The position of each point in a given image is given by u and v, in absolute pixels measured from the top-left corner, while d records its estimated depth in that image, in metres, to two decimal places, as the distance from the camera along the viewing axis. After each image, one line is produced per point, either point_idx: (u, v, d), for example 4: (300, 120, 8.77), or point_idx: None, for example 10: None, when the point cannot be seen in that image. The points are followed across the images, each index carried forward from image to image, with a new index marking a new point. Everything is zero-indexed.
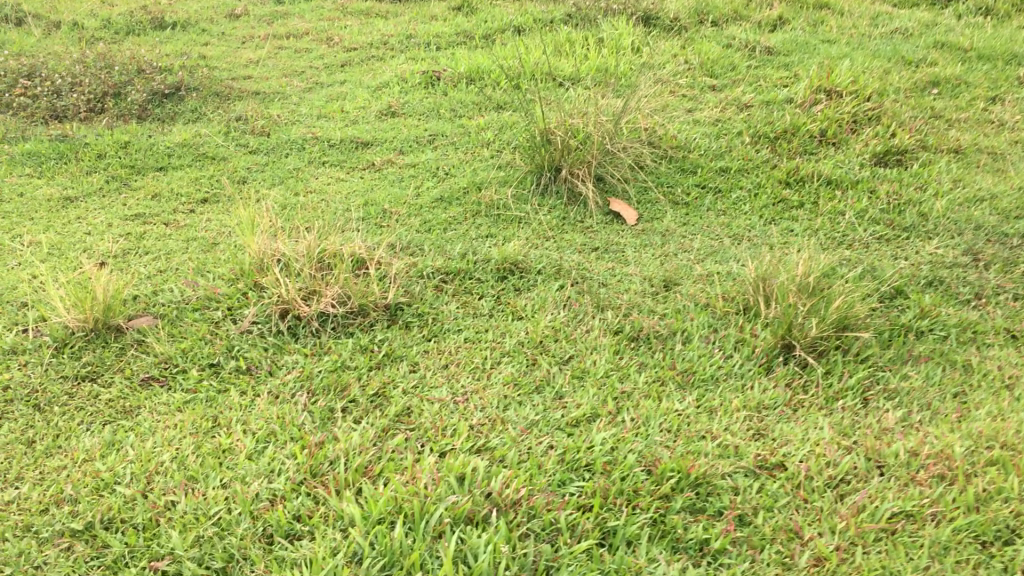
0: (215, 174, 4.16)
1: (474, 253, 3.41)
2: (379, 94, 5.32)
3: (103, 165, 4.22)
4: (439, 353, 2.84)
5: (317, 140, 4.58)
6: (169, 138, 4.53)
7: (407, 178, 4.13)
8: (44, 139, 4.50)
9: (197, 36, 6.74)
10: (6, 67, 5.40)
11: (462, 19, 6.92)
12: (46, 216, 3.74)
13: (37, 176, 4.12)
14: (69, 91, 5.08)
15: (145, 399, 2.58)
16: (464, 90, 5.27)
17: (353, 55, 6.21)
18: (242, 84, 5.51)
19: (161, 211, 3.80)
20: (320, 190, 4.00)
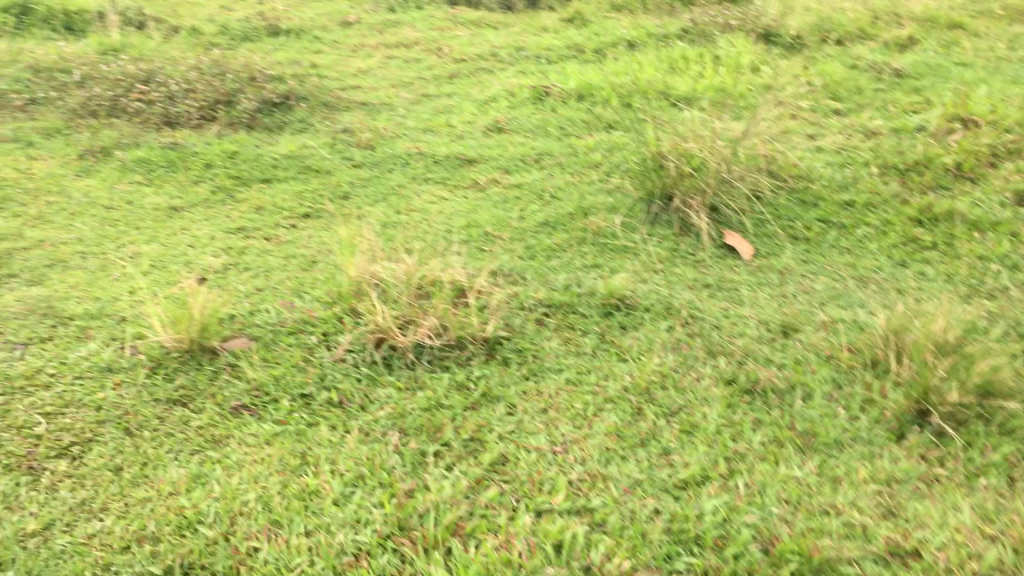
0: (319, 188, 4.10)
1: (579, 285, 3.23)
2: (486, 109, 5.20)
3: (210, 175, 4.21)
4: (537, 396, 2.67)
5: (421, 155, 4.48)
6: (275, 149, 4.51)
7: (512, 200, 3.99)
8: (156, 146, 4.53)
9: (309, 43, 6.77)
10: (125, 71, 5.50)
11: (574, 33, 6.77)
12: (152, 225, 3.76)
13: (145, 183, 4.15)
14: (183, 97, 5.13)
15: (235, 429, 2.50)
16: (574, 107, 5.11)
17: (461, 67, 6.12)
18: (351, 94, 5.48)
19: (263, 225, 3.77)
20: (422, 210, 3.90)
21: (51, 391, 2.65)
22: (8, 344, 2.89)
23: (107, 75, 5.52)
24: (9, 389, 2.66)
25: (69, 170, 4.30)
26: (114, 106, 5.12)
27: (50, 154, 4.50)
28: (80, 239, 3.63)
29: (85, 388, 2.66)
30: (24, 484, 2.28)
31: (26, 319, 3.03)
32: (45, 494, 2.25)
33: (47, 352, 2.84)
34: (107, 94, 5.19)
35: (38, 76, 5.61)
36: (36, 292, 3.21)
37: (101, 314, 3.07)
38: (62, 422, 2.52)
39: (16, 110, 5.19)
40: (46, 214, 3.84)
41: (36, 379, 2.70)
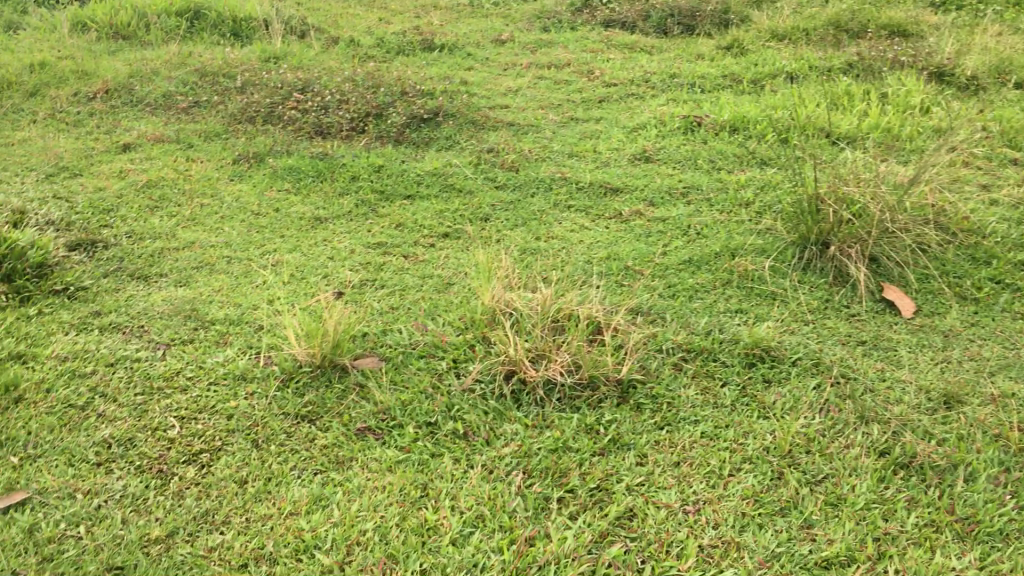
0: (460, 208, 4.08)
1: (721, 331, 3.07)
2: (635, 137, 5.08)
3: (355, 187, 4.25)
4: (670, 448, 2.52)
5: (565, 180, 4.41)
6: (421, 165, 4.52)
7: (655, 234, 3.85)
8: (306, 155, 4.63)
9: (462, 60, 6.83)
10: (284, 80, 5.68)
11: (729, 63, 6.59)
12: (296, 235, 3.84)
13: (293, 192, 4.24)
14: (336, 108, 5.25)
15: (358, 452, 2.47)
16: (726, 139, 4.94)
17: (612, 91, 6.03)
18: (499, 114, 5.46)
19: (403, 242, 3.77)
20: (561, 239, 3.82)
21: (187, 394, 2.72)
22: (152, 343, 2.99)
23: (267, 83, 5.71)
24: (149, 389, 2.74)
25: (224, 175, 4.44)
26: (271, 113, 5.28)
27: (207, 157, 4.66)
28: (227, 243, 3.76)
29: (219, 395, 2.71)
30: (153, 487, 2.33)
31: (170, 319, 3.14)
32: (172, 501, 2.28)
33: (187, 354, 2.93)
34: (265, 101, 5.35)
35: (204, 80, 5.85)
36: (182, 292, 3.33)
37: (240, 321, 3.13)
38: (195, 428, 2.57)
39: (181, 112, 5.42)
40: (199, 217, 4.00)
41: (174, 382, 2.78)
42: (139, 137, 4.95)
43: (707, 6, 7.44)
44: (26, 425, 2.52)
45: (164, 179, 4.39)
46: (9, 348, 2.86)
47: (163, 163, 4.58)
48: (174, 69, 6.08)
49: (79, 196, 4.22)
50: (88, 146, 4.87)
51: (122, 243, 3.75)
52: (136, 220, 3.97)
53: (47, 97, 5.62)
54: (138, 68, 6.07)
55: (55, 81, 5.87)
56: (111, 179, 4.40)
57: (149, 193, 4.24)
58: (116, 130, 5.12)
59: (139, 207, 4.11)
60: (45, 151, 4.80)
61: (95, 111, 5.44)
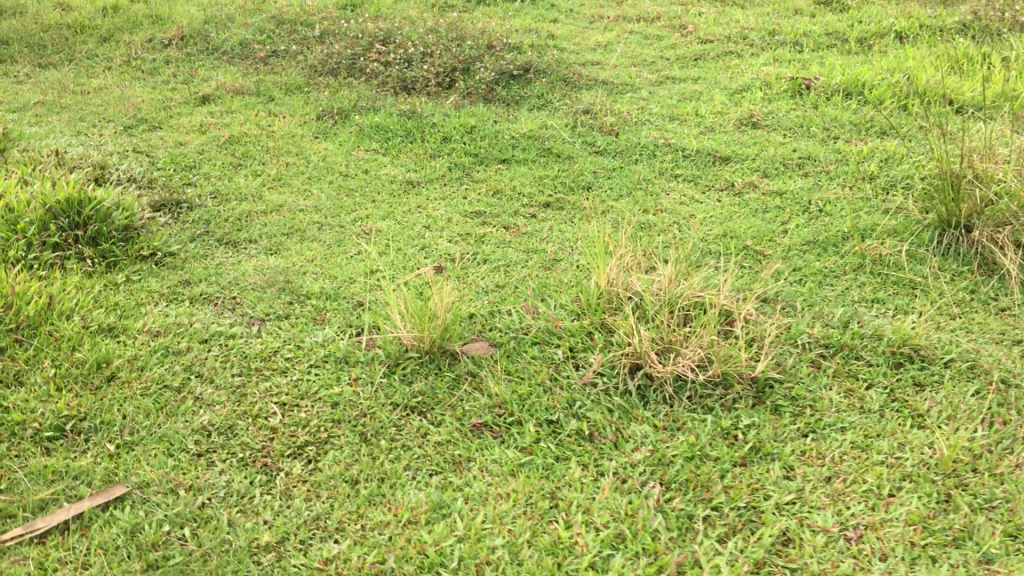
0: (559, 176, 3.82)
1: (860, 324, 2.79)
2: (739, 100, 4.75)
3: (447, 150, 4.02)
4: (819, 459, 2.26)
5: (669, 147, 4.12)
6: (515, 127, 4.25)
7: (773, 209, 3.57)
8: (393, 112, 4.39)
9: (546, 11, 6.53)
10: (365, 30, 5.45)
11: (831, 20, 6.20)
12: (388, 199, 3.63)
13: (382, 153, 4.02)
14: (420, 62, 5.01)
15: (476, 452, 2.27)
16: (840, 105, 4.57)
17: (708, 48, 5.69)
18: (590, 71, 5.17)
19: (502, 212, 3.53)
20: (671, 213, 3.56)
21: (287, 377, 2.54)
22: (246, 318, 2.81)
23: (346, 33, 5.48)
24: (247, 370, 2.56)
25: (308, 132, 4.23)
26: (353, 66, 5.05)
27: (290, 112, 4.45)
28: (317, 207, 3.55)
29: (321, 380, 2.52)
30: (259, 484, 2.15)
31: (264, 292, 2.95)
32: (280, 501, 2.10)
33: (284, 331, 2.74)
34: (346, 52, 5.12)
35: (281, 28, 5.62)
36: (274, 262, 3.13)
37: (337, 296, 2.93)
38: (298, 416, 2.38)
39: (259, 62, 5.21)
40: (285, 178, 3.80)
41: (272, 363, 2.59)
42: (217, 88, 4.74)
43: None
44: (121, 407, 2.36)
45: (247, 134, 4.19)
46: (98, 320, 2.69)
47: (245, 117, 4.38)
48: (250, 16, 5.86)
49: (160, 150, 4.04)
50: (166, 96, 4.68)
51: (207, 204, 3.56)
52: (220, 179, 3.78)
53: (121, 42, 5.44)
54: (213, 13, 5.86)
55: (128, 25, 5.67)
56: (192, 134, 4.21)
57: (232, 150, 4.05)
58: (194, 80, 4.93)
59: (222, 164, 3.92)
60: (122, 101, 4.62)
61: (170, 59, 5.24)
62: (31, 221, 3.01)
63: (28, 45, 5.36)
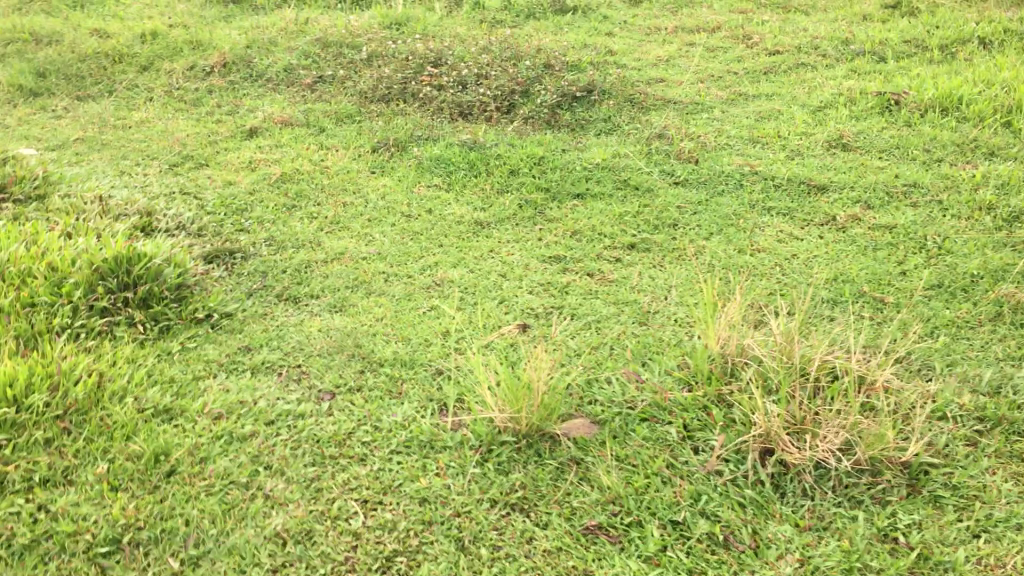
0: (640, 214, 3.48)
1: (1014, 390, 2.44)
2: (822, 119, 4.34)
3: (516, 185, 3.71)
4: (1000, 570, 1.92)
5: (757, 176, 3.76)
6: (586, 156, 3.92)
7: (885, 248, 3.19)
8: (453, 143, 4.08)
9: (598, 24, 6.19)
10: (414, 52, 5.16)
11: (907, 25, 5.77)
12: (456, 243, 3.33)
13: (445, 189, 3.73)
14: (475, 85, 4.72)
15: (595, 563, 1.94)
16: (937, 124, 4.14)
17: (778, 58, 5.32)
18: (656, 89, 4.82)
19: (583, 256, 3.21)
20: (770, 252, 3.20)
21: (367, 466, 2.23)
22: (315, 392, 2.51)
23: (395, 55, 5.21)
24: (320, 458, 2.25)
25: (364, 166, 3.95)
26: (405, 90, 4.76)
27: (342, 145, 4.17)
28: (380, 254, 3.26)
29: (405, 470, 2.21)
30: None
31: (332, 358, 2.66)
32: None
33: (358, 408, 2.44)
34: (397, 76, 4.83)
35: (326, 52, 5.36)
36: (340, 322, 2.84)
37: (414, 363, 2.63)
38: (383, 518, 2.07)
39: (305, 88, 4.95)
40: (343, 222, 3.51)
41: (349, 449, 2.28)
42: (264, 120, 4.48)
43: None
44: (184, 510, 2.06)
45: (299, 171, 3.92)
46: (153, 400, 2.39)
47: (296, 152, 4.10)
48: (293, 39, 5.62)
49: (209, 191, 3.78)
50: (212, 129, 4.43)
51: (263, 253, 3.28)
52: (275, 225, 3.50)
53: (161, 71, 5.20)
54: (255, 37, 5.61)
55: (168, 52, 5.43)
56: (241, 172, 3.95)
57: (284, 189, 3.78)
58: (239, 111, 4.67)
59: (276, 207, 3.65)
60: (166, 137, 4.37)
61: (213, 88, 5.00)
62: (77, 283, 2.72)
63: (65, 75, 5.13)
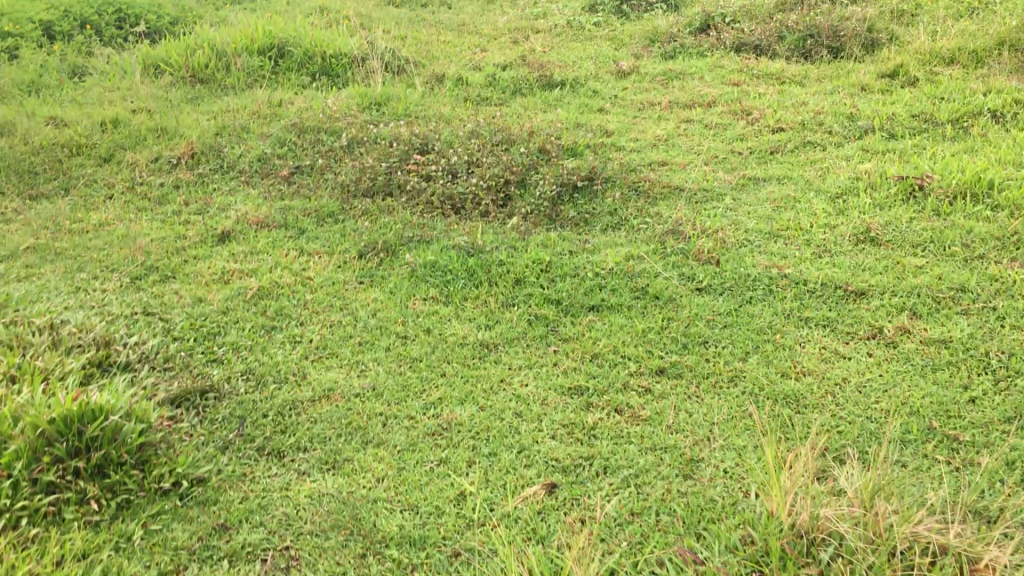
0: (664, 330, 3.11)
1: None
2: (844, 207, 4.01)
3: (522, 296, 3.35)
4: None
5: (787, 278, 3.40)
6: (596, 258, 3.57)
7: (946, 369, 2.82)
8: (447, 246, 3.71)
9: (588, 99, 5.90)
10: (398, 138, 4.82)
11: (911, 96, 5.51)
12: (461, 372, 2.96)
13: (443, 303, 3.37)
14: (467, 174, 4.37)
15: None
16: (970, 212, 3.80)
17: (784, 136, 5.03)
18: (660, 174, 4.50)
19: (607, 385, 2.84)
20: (818, 376, 2.83)
21: None
22: None
23: (377, 141, 4.88)
24: None
25: (351, 276, 3.59)
26: (390, 181, 4.40)
27: (326, 250, 3.82)
28: (376, 390, 2.87)
29: None
30: None
31: (327, 538, 2.24)
32: None
33: None
34: (381, 166, 4.47)
35: (303, 138, 5.02)
36: (334, 485, 2.43)
37: (425, 541, 2.22)
38: None
39: (282, 181, 4.60)
40: (331, 347, 3.13)
41: None
42: (237, 221, 4.11)
43: (848, 24, 6.85)
44: None
45: (279, 285, 3.55)
46: None
47: (274, 261, 3.74)
48: (267, 125, 5.29)
49: (176, 311, 3.39)
50: (179, 234, 4.05)
51: (238, 391, 2.89)
52: (252, 354, 3.12)
53: (123, 163, 4.82)
54: (225, 122, 5.27)
55: (131, 141, 5.06)
56: (212, 287, 3.57)
57: (262, 307, 3.41)
58: (210, 211, 4.31)
59: (253, 329, 3.28)
60: (127, 242, 3.98)
61: (181, 183, 4.64)
62: (18, 451, 2.30)
63: (17, 170, 4.73)
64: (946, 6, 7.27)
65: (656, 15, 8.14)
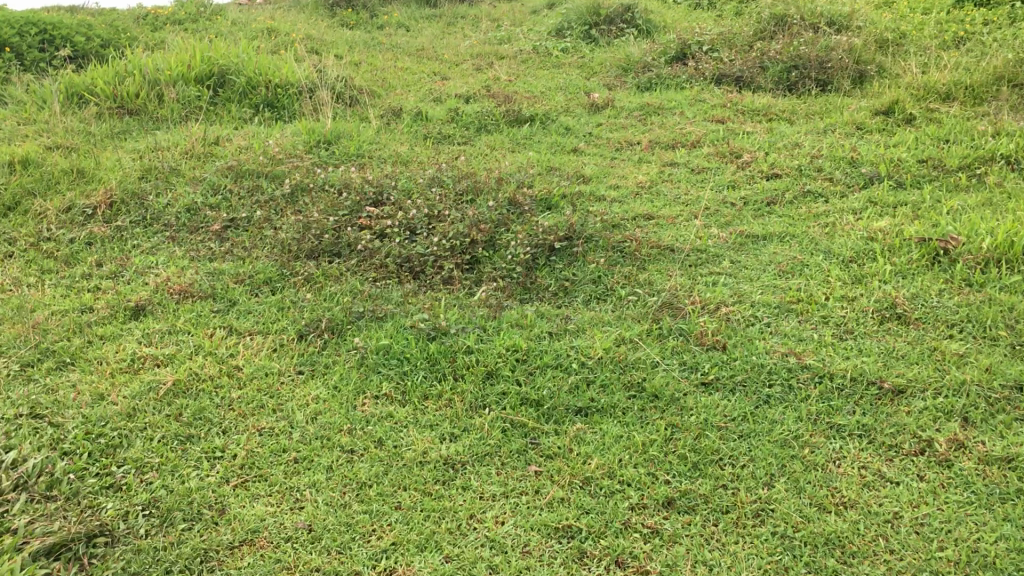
0: (668, 444, 2.55)
1: None
2: (860, 274, 3.50)
3: (495, 396, 2.78)
4: None
5: (808, 368, 2.86)
6: (581, 343, 3.01)
7: (1020, 498, 2.30)
8: (404, 326, 3.13)
9: (559, 137, 5.37)
10: (349, 186, 4.24)
11: (912, 137, 5.04)
12: (421, 502, 2.37)
13: (398, 403, 2.79)
14: (427, 231, 3.79)
15: None
16: (1006, 284, 3.32)
17: (780, 183, 4.53)
18: (647, 231, 3.97)
19: (604, 524, 2.27)
20: (863, 510, 2.29)
21: None
22: None
23: (325, 189, 4.29)
24: None
25: (288, 367, 2.99)
26: (338, 239, 3.81)
27: (260, 330, 3.23)
28: (314, 531, 2.28)
29: None
30: None
31: None
32: None
33: None
34: (328, 221, 3.88)
35: (240, 185, 4.41)
36: None
37: None
38: None
39: (213, 238, 3.99)
40: (259, 467, 2.53)
41: None
42: (156, 290, 3.50)
43: (836, 55, 6.38)
44: None
45: (200, 378, 2.94)
46: None
47: (197, 346, 3.13)
48: (200, 167, 4.67)
49: (70, 412, 2.76)
50: (87, 305, 3.42)
51: (137, 533, 2.28)
52: (159, 477, 2.50)
53: (29, 213, 4.17)
54: (151, 163, 4.65)
55: (41, 186, 4.41)
56: (119, 379, 2.95)
57: (177, 408, 2.80)
58: (125, 275, 3.68)
59: (164, 439, 2.66)
60: (21, 315, 3.33)
61: (95, 239, 4.01)
62: None
63: None
64: (933, 36, 6.86)
65: (628, 40, 7.64)
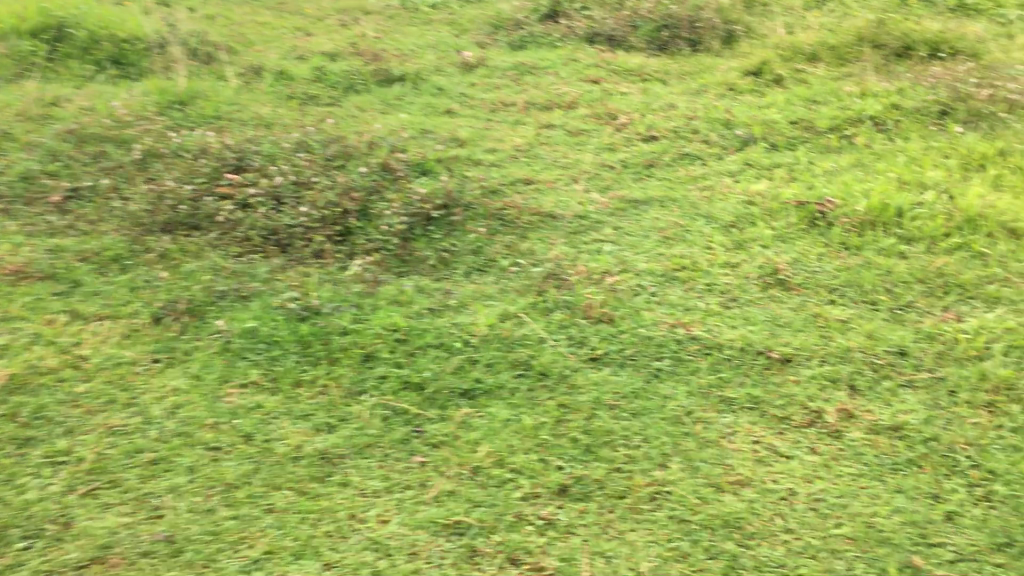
0: (559, 426, 2.43)
1: None
2: (742, 240, 3.44)
3: (374, 380, 2.60)
4: None
5: (696, 339, 2.79)
6: (464, 320, 2.85)
7: (909, 469, 2.32)
8: (271, 306, 2.89)
9: (432, 98, 5.14)
10: (207, 152, 3.91)
11: (783, 99, 5.03)
12: (295, 503, 2.18)
13: (267, 391, 2.56)
14: (293, 200, 3.53)
15: None
16: (882, 248, 3.35)
17: (658, 147, 4.44)
18: (526, 197, 3.81)
19: (497, 518, 2.14)
20: (758, 488, 2.24)
21: None
22: None
23: (180, 154, 3.95)
24: None
25: (142, 354, 2.71)
26: (194, 209, 3.49)
27: (109, 313, 2.91)
28: (176, 544, 2.06)
29: None
30: None
31: None
32: None
33: None
34: (184, 190, 3.56)
35: (82, 151, 4.01)
36: None
37: None
38: None
39: (52, 210, 3.60)
40: (110, 472, 2.27)
41: None
42: None
43: (706, 15, 6.36)
44: None
45: (40, 371, 2.62)
46: None
47: (36, 334, 2.80)
48: (35, 130, 4.22)
49: None
50: None
51: None
52: None
53: None
54: None
55: None
56: None
57: (13, 407, 2.48)
58: None
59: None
60: None
61: None
62: None
63: None
64: None
65: None
